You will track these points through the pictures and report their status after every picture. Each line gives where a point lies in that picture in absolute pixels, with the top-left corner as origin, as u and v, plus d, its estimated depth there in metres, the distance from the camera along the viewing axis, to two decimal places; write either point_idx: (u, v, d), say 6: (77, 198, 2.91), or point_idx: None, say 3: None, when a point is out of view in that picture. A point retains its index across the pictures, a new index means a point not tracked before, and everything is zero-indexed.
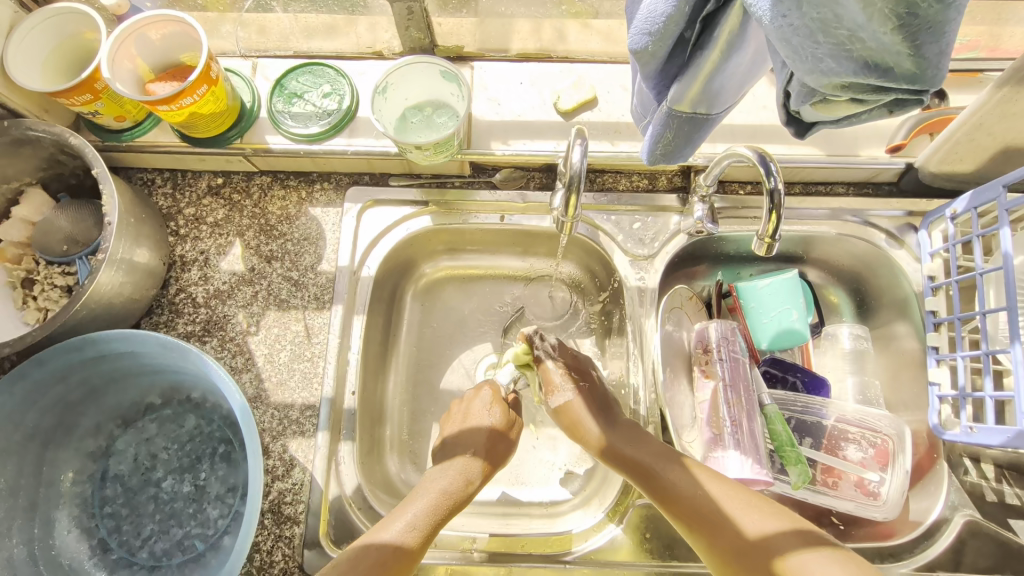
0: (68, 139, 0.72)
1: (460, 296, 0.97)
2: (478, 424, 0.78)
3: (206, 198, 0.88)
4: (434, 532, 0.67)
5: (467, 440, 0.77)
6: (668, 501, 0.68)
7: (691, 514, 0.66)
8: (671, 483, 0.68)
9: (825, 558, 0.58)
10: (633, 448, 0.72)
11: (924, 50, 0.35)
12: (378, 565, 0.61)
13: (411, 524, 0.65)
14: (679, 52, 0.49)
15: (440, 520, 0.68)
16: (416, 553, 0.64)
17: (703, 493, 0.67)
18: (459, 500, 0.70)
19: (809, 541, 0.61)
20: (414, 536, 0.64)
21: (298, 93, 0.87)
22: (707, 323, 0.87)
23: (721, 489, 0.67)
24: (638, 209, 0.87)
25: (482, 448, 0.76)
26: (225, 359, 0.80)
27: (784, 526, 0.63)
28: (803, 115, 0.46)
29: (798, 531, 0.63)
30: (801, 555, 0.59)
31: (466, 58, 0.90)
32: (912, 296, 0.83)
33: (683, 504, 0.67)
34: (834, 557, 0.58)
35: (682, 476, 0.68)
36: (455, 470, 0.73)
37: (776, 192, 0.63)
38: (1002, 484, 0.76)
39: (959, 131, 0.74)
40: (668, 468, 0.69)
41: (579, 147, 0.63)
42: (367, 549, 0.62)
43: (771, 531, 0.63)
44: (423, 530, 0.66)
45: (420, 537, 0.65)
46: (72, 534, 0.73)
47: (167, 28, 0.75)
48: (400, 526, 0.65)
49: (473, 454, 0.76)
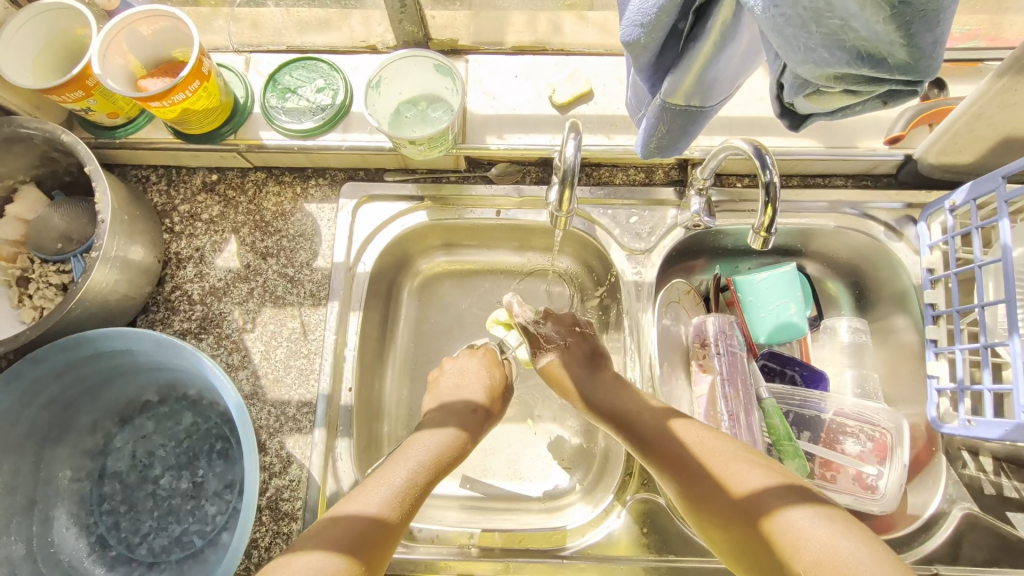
0: (60, 136, 0.72)
1: (457, 292, 0.97)
2: (472, 398, 0.79)
3: (200, 194, 0.87)
4: (414, 504, 0.66)
5: (472, 412, 0.78)
6: (657, 455, 0.68)
7: (678, 467, 0.66)
8: (661, 438, 0.68)
9: (811, 512, 0.55)
10: (627, 405, 0.73)
11: (918, 40, 0.34)
12: (357, 537, 0.59)
13: (390, 496, 0.64)
14: (671, 43, 0.48)
15: (421, 490, 0.67)
16: (396, 524, 0.63)
17: (693, 449, 0.66)
18: (447, 466, 0.71)
19: (798, 497, 0.57)
20: (394, 508, 0.63)
21: (291, 88, 0.86)
22: (705, 317, 0.86)
23: (712, 445, 0.66)
24: (635, 202, 0.87)
25: (482, 411, 0.79)
26: (221, 357, 0.80)
27: (774, 481, 0.60)
28: (797, 107, 0.45)
29: (789, 487, 0.59)
30: (783, 508, 0.56)
31: (460, 51, 0.89)
32: (912, 289, 0.83)
33: (670, 458, 0.67)
34: (820, 512, 0.55)
35: (672, 431, 0.68)
36: (448, 433, 0.74)
37: (773, 185, 0.62)
38: (1001, 477, 0.76)
39: (958, 122, 0.73)
40: (659, 424, 0.69)
41: (573, 142, 0.62)
42: (345, 520, 0.61)
43: (760, 486, 0.60)
44: (403, 503, 0.65)
45: (400, 508, 0.64)
46: (71, 531, 0.73)
47: (158, 23, 0.75)
48: (379, 498, 0.64)
49: (459, 427, 0.76)
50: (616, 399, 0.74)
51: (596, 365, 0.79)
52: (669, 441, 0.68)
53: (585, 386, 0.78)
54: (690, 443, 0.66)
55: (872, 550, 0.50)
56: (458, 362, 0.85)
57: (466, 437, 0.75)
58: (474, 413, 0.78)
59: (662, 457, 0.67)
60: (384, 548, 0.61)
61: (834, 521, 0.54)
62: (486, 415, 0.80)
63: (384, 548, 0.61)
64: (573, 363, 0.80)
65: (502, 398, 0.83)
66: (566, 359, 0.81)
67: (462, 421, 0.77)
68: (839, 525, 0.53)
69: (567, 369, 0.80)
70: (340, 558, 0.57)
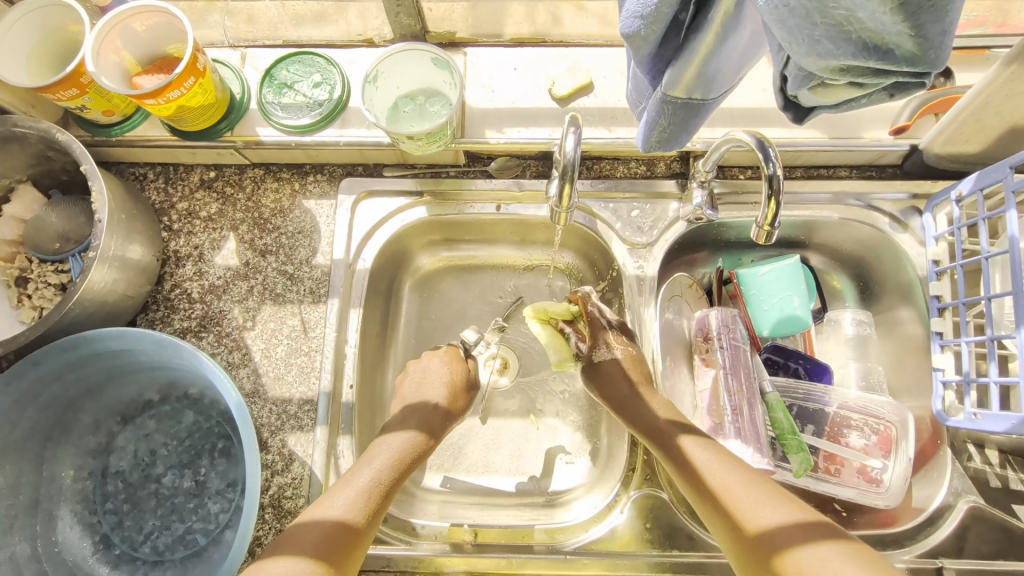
0: (55, 135, 0.71)
1: (457, 287, 0.96)
2: (431, 399, 0.78)
3: (198, 191, 0.87)
4: (380, 504, 0.65)
5: (429, 413, 0.77)
6: (691, 481, 0.66)
7: (710, 494, 0.64)
8: (694, 463, 0.66)
9: (834, 551, 0.53)
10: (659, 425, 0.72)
11: (926, 30, 0.33)
12: (322, 541, 0.59)
13: (355, 499, 0.64)
14: (672, 35, 0.48)
15: (386, 490, 0.67)
16: (363, 528, 0.63)
17: (723, 477, 0.64)
18: (409, 465, 0.71)
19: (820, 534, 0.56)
20: (359, 510, 0.63)
21: (288, 83, 0.85)
22: (707, 311, 0.86)
23: (743, 477, 0.64)
24: (636, 196, 0.86)
25: (443, 409, 0.78)
26: (221, 355, 0.80)
27: (802, 517, 0.58)
28: (800, 100, 0.44)
29: (820, 524, 0.57)
30: (811, 544, 0.55)
31: (459, 44, 0.88)
32: (917, 282, 0.82)
33: (702, 484, 0.65)
34: (852, 552, 0.53)
35: (704, 456, 0.67)
36: (409, 434, 0.74)
37: (775, 178, 0.61)
38: (1007, 470, 0.76)
39: (965, 111, 0.72)
40: (691, 448, 0.68)
41: (573, 136, 0.61)
42: (312, 526, 0.60)
43: (786, 522, 0.58)
44: (370, 505, 0.64)
45: (365, 511, 0.64)
46: (75, 530, 0.73)
47: (152, 19, 0.74)
48: (343, 501, 0.63)
49: (417, 429, 0.75)
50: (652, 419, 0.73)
51: (643, 377, 0.77)
52: (702, 467, 0.66)
53: (625, 400, 0.76)
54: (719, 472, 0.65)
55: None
56: (420, 363, 0.84)
57: (426, 437, 0.75)
58: (436, 410, 0.78)
59: (694, 482, 0.66)
60: (352, 550, 0.61)
61: (865, 562, 0.52)
62: (447, 414, 0.79)
63: (353, 549, 0.61)
64: (615, 373, 0.78)
65: (465, 398, 0.82)
66: (617, 370, 0.78)
67: (421, 422, 0.76)
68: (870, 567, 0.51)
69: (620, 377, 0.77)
70: (307, 562, 0.57)
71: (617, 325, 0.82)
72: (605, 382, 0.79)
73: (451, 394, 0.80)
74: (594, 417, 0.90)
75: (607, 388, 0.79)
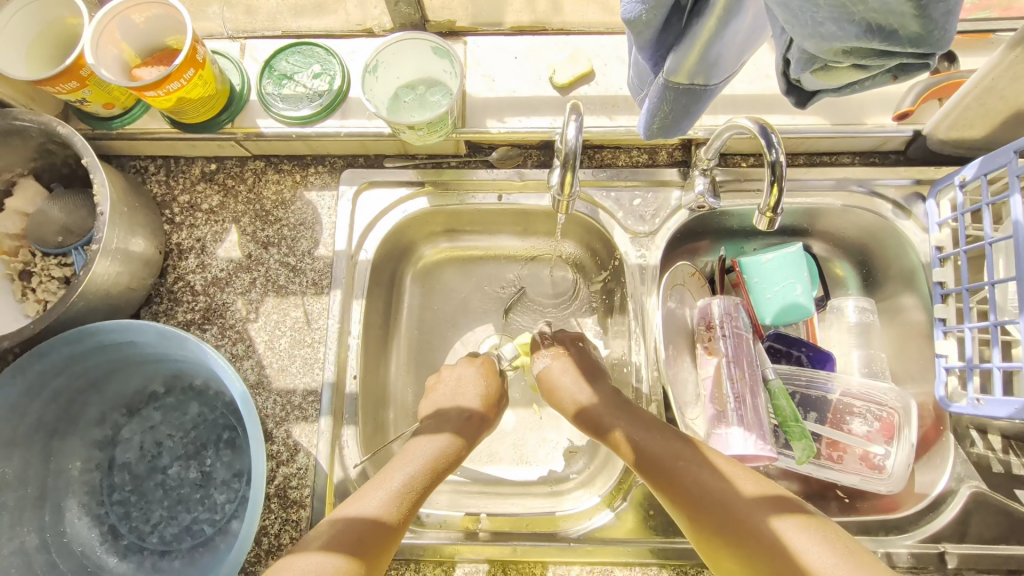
0: (55, 128, 0.71)
1: (459, 278, 0.97)
2: (469, 404, 0.77)
3: (200, 183, 0.87)
4: (416, 501, 0.66)
5: (466, 419, 0.76)
6: (650, 470, 0.67)
7: (672, 480, 0.66)
8: (653, 451, 0.68)
9: (800, 522, 0.59)
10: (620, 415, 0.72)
11: (931, 10, 0.32)
12: (358, 540, 0.61)
13: (391, 497, 0.65)
14: (675, 19, 0.47)
15: (420, 492, 0.67)
16: (396, 528, 0.64)
17: (684, 464, 0.66)
18: (443, 468, 0.70)
19: (783, 506, 0.61)
20: (394, 509, 0.64)
21: (287, 73, 0.85)
22: (710, 299, 0.86)
23: (701, 460, 0.66)
24: (638, 184, 0.86)
25: (477, 417, 0.77)
26: (225, 347, 0.80)
27: (757, 492, 0.63)
28: (804, 83, 0.44)
29: (773, 497, 0.63)
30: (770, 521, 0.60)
31: (458, 33, 0.88)
32: (920, 268, 0.82)
33: (664, 473, 0.66)
34: (806, 523, 0.59)
35: (662, 444, 0.68)
36: (443, 438, 0.73)
37: (779, 164, 0.61)
38: (1009, 455, 0.76)
39: (970, 95, 0.71)
40: (647, 435, 0.69)
41: (574, 124, 0.61)
42: (348, 522, 0.62)
43: (750, 498, 0.63)
44: (406, 502, 0.65)
45: (402, 509, 0.65)
46: (82, 521, 0.74)
47: (149, 10, 0.73)
48: (380, 497, 0.65)
49: (454, 432, 0.74)
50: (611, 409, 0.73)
51: (588, 373, 0.78)
52: (661, 456, 0.67)
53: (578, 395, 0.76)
54: (679, 460, 0.66)
55: (855, 558, 0.55)
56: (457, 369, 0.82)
57: (460, 441, 0.74)
58: (469, 420, 0.76)
59: (656, 473, 0.67)
60: (385, 548, 0.62)
61: (816, 529, 0.58)
62: (481, 421, 0.78)
63: (388, 546, 0.62)
64: (566, 372, 0.79)
65: (499, 404, 0.81)
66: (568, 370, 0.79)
67: (457, 425, 0.75)
68: (826, 538, 0.57)
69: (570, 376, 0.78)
70: (343, 560, 0.58)
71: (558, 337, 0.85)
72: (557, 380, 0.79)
73: (486, 400, 0.79)
74: None
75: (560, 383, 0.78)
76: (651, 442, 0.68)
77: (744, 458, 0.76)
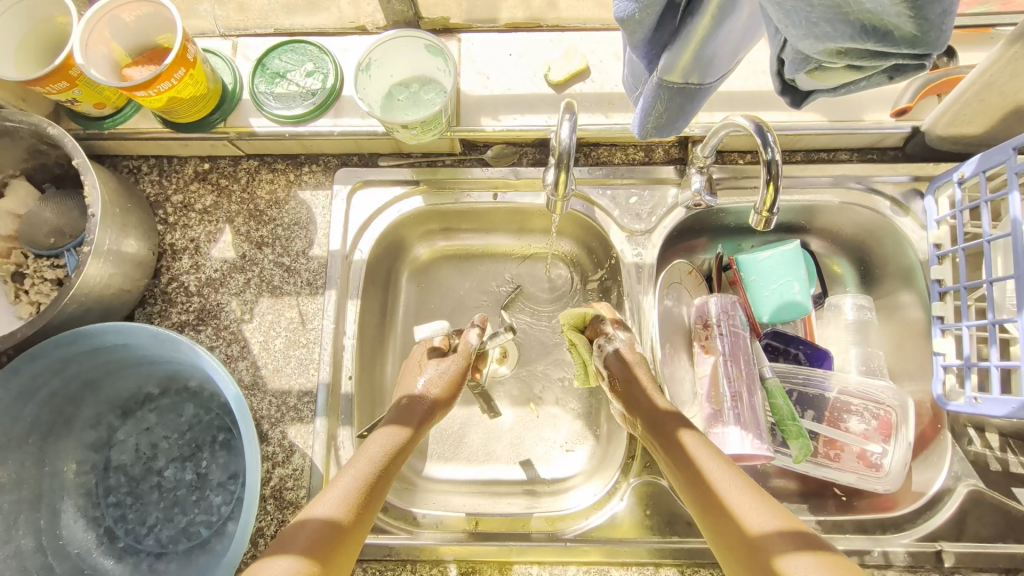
0: (46, 128, 0.71)
1: (456, 275, 0.96)
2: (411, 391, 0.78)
3: (193, 184, 0.86)
4: (370, 497, 0.64)
5: (407, 403, 0.76)
6: (693, 488, 0.63)
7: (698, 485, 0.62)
8: (700, 469, 0.63)
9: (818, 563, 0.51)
10: (671, 421, 0.68)
11: (926, 11, 0.32)
12: (314, 537, 0.58)
13: (345, 495, 0.63)
14: (669, 17, 0.46)
15: (372, 485, 0.65)
16: (352, 525, 0.61)
17: (727, 489, 0.61)
18: (392, 461, 0.69)
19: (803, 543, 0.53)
20: (348, 507, 0.62)
21: (280, 72, 0.84)
22: (707, 298, 0.85)
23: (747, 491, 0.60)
24: (635, 182, 0.85)
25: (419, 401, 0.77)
26: (220, 348, 0.80)
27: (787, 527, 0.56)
28: (798, 83, 0.43)
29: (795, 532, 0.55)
30: (795, 562, 0.52)
31: (453, 30, 0.87)
32: (918, 265, 0.81)
33: (697, 484, 0.62)
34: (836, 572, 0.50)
35: (710, 463, 0.63)
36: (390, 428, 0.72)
37: (775, 162, 0.61)
38: (1007, 453, 0.76)
39: (968, 91, 0.71)
40: (697, 448, 0.65)
41: (568, 123, 0.61)
42: (304, 525, 0.59)
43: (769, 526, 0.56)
44: (359, 500, 0.63)
45: (354, 506, 0.62)
46: (79, 524, 0.74)
47: (139, 9, 0.72)
48: (335, 498, 0.62)
49: (396, 422, 0.74)
50: (662, 415, 0.69)
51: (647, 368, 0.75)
52: (707, 475, 0.62)
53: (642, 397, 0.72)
54: (721, 477, 0.62)
55: None
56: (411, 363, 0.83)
57: (403, 428, 0.73)
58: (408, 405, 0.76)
59: (696, 490, 0.62)
60: (343, 546, 0.59)
61: None
62: (429, 405, 0.77)
63: (347, 545, 0.60)
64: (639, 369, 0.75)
65: (460, 381, 0.81)
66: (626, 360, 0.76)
67: (398, 417, 0.75)
68: None
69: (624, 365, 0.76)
70: (298, 560, 0.55)
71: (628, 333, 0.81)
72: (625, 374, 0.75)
73: (446, 383, 0.79)
74: (593, 405, 0.89)
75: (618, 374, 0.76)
76: (700, 458, 0.64)
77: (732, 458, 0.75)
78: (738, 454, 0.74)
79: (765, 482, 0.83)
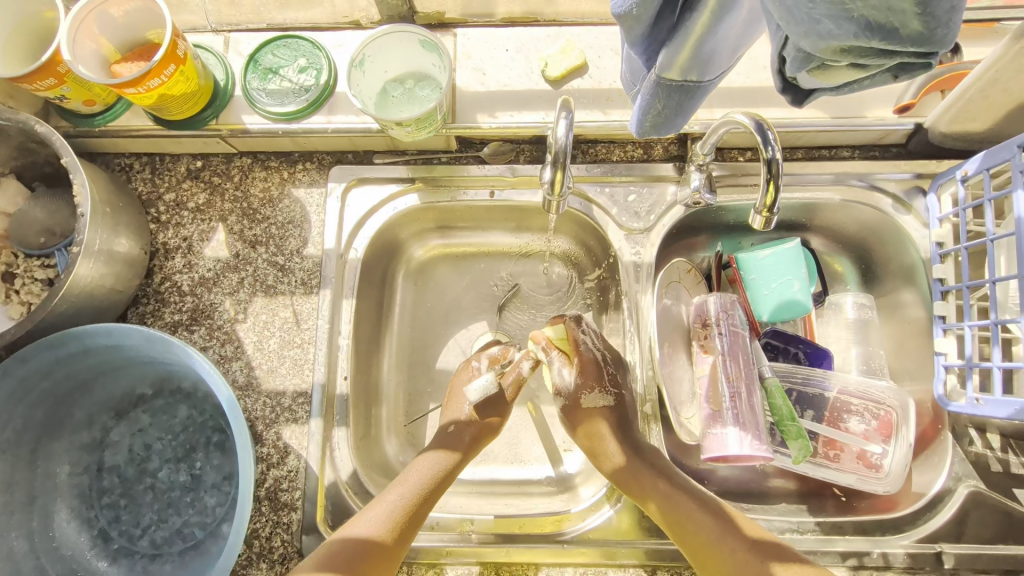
0: (34, 126, 0.69)
1: (453, 275, 0.95)
2: (461, 412, 0.79)
3: (185, 182, 0.85)
4: (412, 518, 0.67)
5: (453, 430, 0.78)
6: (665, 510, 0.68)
7: (669, 511, 0.68)
8: (679, 512, 0.67)
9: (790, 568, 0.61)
10: (653, 474, 0.70)
11: (933, 7, 0.31)
12: (354, 559, 0.62)
13: (385, 515, 0.66)
14: (667, 13, 0.45)
15: (417, 504, 0.68)
16: (393, 545, 0.64)
17: (713, 531, 0.66)
18: (437, 486, 0.71)
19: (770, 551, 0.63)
20: (389, 527, 0.65)
21: (273, 68, 0.83)
22: (706, 296, 0.84)
23: (720, 516, 0.67)
24: (633, 179, 0.84)
25: (465, 426, 0.78)
26: (213, 348, 0.79)
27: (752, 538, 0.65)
28: (800, 81, 0.42)
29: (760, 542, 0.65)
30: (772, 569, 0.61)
31: (448, 24, 0.86)
32: (920, 264, 0.80)
33: (669, 507, 0.68)
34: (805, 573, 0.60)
35: (693, 512, 0.67)
36: (437, 455, 0.75)
37: (775, 161, 0.60)
38: (1008, 454, 0.75)
39: (972, 88, 0.70)
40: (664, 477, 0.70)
41: (565, 121, 0.59)
42: (342, 544, 0.63)
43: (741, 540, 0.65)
44: (400, 519, 0.66)
45: (396, 525, 0.66)
46: (72, 526, 0.74)
47: (128, 3, 0.71)
48: (375, 518, 0.66)
49: (452, 445, 0.76)
50: (639, 463, 0.71)
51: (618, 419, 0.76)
52: (686, 517, 0.67)
53: (604, 447, 0.74)
54: (688, 502, 0.68)
55: None
56: (460, 377, 0.83)
57: (450, 453, 0.75)
58: (456, 432, 0.77)
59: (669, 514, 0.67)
60: (382, 565, 0.62)
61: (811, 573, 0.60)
62: (476, 429, 0.78)
63: (385, 565, 0.63)
64: (588, 419, 0.77)
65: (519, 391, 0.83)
66: (599, 419, 0.76)
67: (445, 441, 0.76)
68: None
69: (597, 420, 0.76)
70: None
71: (596, 352, 0.79)
72: (587, 426, 0.77)
73: (511, 386, 0.81)
74: None
75: (582, 418, 0.78)
76: (683, 504, 0.68)
77: (729, 459, 0.74)
78: (737, 455, 0.74)
79: (764, 481, 0.82)
